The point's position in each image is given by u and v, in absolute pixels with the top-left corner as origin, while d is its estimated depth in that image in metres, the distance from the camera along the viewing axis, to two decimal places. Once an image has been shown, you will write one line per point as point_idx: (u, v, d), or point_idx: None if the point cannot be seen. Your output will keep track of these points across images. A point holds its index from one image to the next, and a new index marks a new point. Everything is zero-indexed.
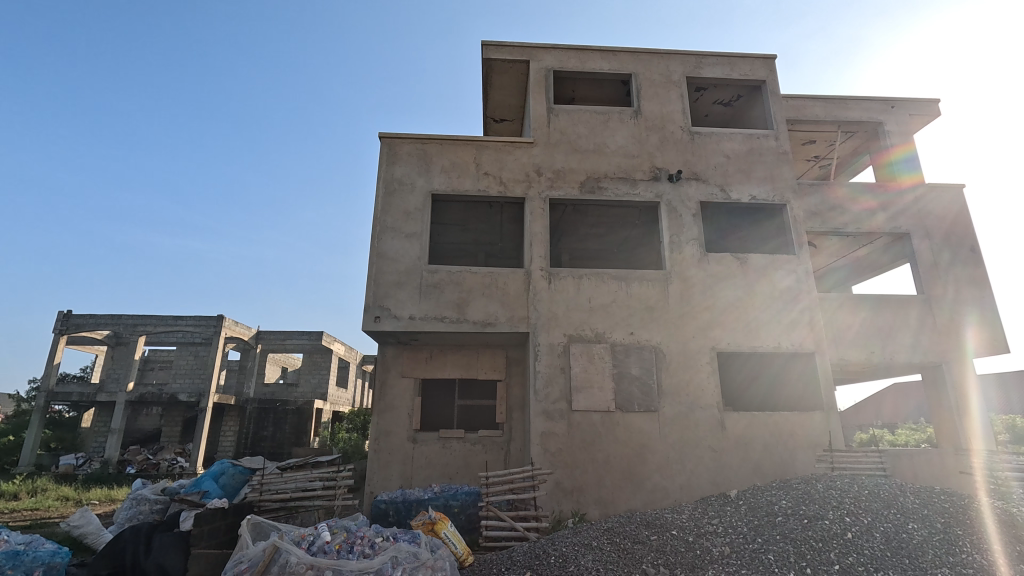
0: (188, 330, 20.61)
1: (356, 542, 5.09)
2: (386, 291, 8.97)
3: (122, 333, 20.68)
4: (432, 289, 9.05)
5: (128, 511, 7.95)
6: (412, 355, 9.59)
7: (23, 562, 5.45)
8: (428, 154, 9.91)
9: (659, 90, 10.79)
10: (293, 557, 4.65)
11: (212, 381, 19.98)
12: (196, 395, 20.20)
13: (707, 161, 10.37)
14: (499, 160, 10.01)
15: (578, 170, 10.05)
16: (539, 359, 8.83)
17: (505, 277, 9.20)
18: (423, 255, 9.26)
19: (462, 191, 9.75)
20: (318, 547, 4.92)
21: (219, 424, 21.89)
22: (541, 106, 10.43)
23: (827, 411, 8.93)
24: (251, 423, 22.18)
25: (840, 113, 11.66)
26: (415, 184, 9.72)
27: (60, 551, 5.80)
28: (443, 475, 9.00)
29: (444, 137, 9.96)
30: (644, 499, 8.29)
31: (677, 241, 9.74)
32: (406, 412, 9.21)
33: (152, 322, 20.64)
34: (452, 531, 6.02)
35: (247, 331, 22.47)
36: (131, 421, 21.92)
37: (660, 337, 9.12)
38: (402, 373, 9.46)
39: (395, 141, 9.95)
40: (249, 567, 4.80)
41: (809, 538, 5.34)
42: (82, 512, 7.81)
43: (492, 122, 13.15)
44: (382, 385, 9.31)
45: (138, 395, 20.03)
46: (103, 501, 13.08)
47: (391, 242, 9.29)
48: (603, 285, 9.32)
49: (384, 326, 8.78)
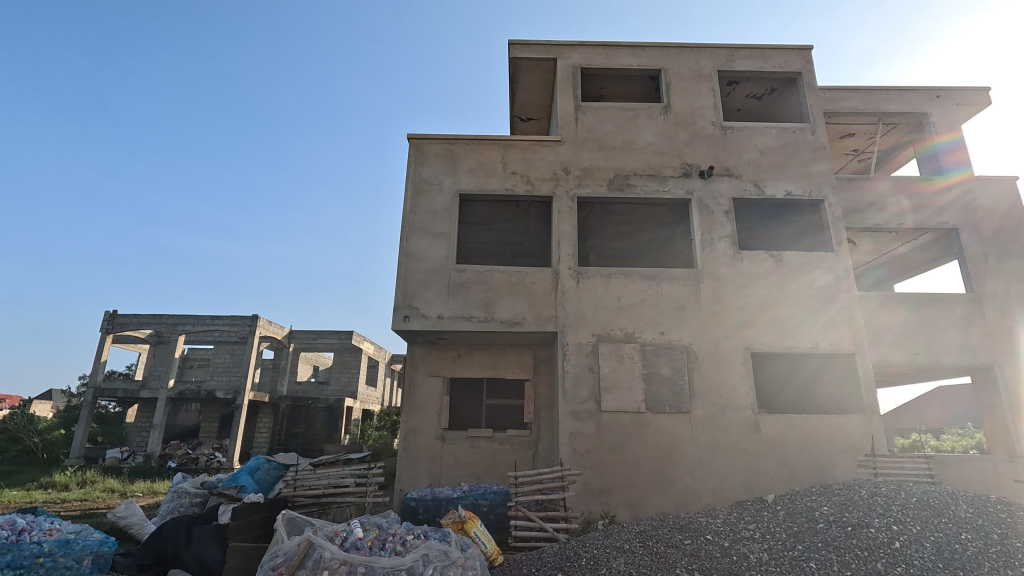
0: (225, 329, 21.25)
1: (388, 539, 5.14)
2: (414, 290, 9.04)
3: (163, 332, 21.47)
4: (459, 289, 9.07)
5: (170, 503, 8.21)
6: (440, 355, 9.64)
7: (74, 549, 5.70)
8: (455, 154, 9.95)
9: (690, 85, 10.57)
10: (327, 553, 4.71)
11: (247, 379, 20.49)
12: (233, 392, 20.84)
13: (739, 157, 10.10)
14: (526, 159, 9.97)
15: (605, 168, 9.93)
16: (567, 359, 8.75)
17: (532, 276, 9.15)
18: (451, 254, 9.30)
19: (489, 190, 9.75)
20: (351, 543, 4.99)
21: (254, 422, 22.44)
22: (567, 104, 10.33)
23: (869, 414, 8.58)
24: (284, 421, 22.93)
25: (881, 104, 11.20)
26: (443, 184, 9.76)
27: (107, 540, 6.10)
28: (471, 474, 9.01)
29: (471, 137, 9.98)
30: (675, 502, 8.13)
31: (708, 239, 9.52)
32: (435, 410, 9.24)
33: (191, 321, 21.37)
34: (482, 530, 6.04)
35: (281, 330, 23.03)
36: (172, 418, 22.68)
37: (690, 337, 8.93)
38: (430, 371, 9.52)
39: (423, 141, 10.02)
40: (285, 561, 4.88)
41: (854, 547, 5.12)
42: (127, 503, 8.12)
43: (519, 121, 13.13)
44: (411, 383, 9.39)
45: (178, 392, 20.75)
46: (147, 493, 13.57)
47: (419, 242, 9.35)
48: (632, 284, 9.18)
49: (413, 325, 8.83)
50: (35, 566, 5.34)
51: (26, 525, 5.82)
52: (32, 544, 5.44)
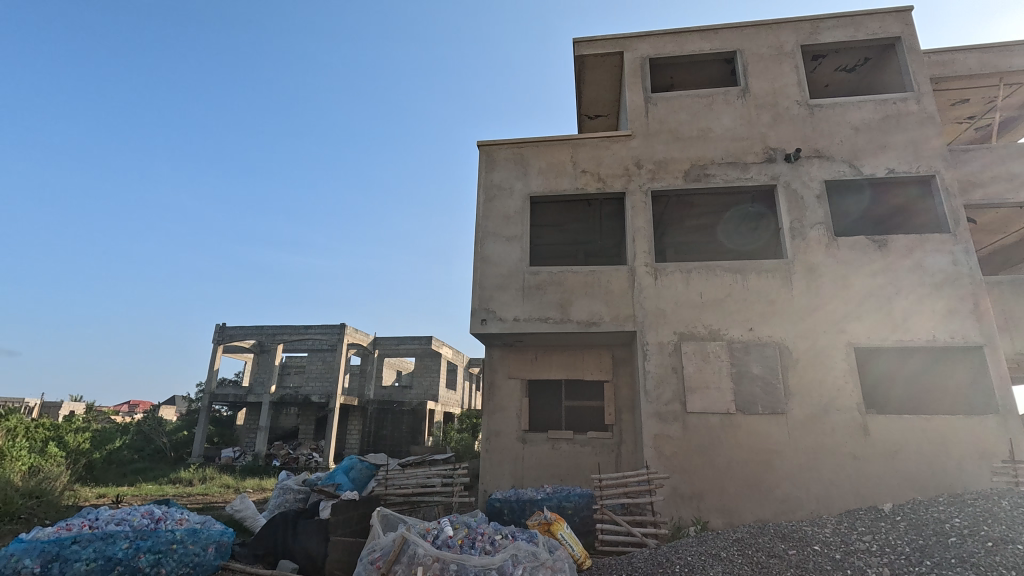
0: (317, 338, 22.80)
1: (477, 538, 5.23)
2: (490, 294, 9.17)
3: (265, 342, 23.43)
4: (534, 291, 9.09)
5: (277, 498, 8.92)
6: (518, 357, 9.71)
7: (200, 538, 6.36)
8: (525, 157, 10.01)
9: (770, 64, 9.91)
10: (421, 549, 4.88)
11: (338, 384, 21.83)
12: (326, 396, 22.27)
13: (831, 135, 9.30)
14: (596, 156, 9.81)
15: (680, 160, 9.54)
16: (648, 359, 8.47)
17: (607, 275, 8.98)
18: (524, 257, 9.34)
19: (560, 191, 9.70)
20: (442, 541, 5.13)
21: (346, 424, 23.86)
22: (637, 97, 10.06)
23: (1005, 415, 7.54)
24: (372, 423, 24.24)
25: (1002, 62, 9.86)
26: (514, 188, 9.85)
27: (227, 531, 6.76)
28: (554, 476, 8.98)
29: (540, 139, 9.99)
30: (774, 509, 7.60)
31: (799, 227, 8.84)
32: (515, 412, 9.31)
33: (288, 331, 23.14)
34: (569, 533, 5.98)
35: (366, 337, 24.33)
36: (274, 420, 24.68)
37: (783, 332, 8.33)
38: (509, 374, 9.60)
39: (493, 147, 10.17)
40: (382, 556, 5.12)
41: (996, 566, 4.49)
42: (242, 497, 8.92)
43: (586, 119, 12.98)
44: (490, 386, 9.54)
45: (279, 396, 22.52)
46: (256, 489, 14.83)
47: (493, 246, 9.49)
48: (715, 278, 8.73)
49: (490, 329, 8.96)
50: (170, 551, 5.99)
51: (162, 514, 6.59)
52: (167, 532, 6.14)
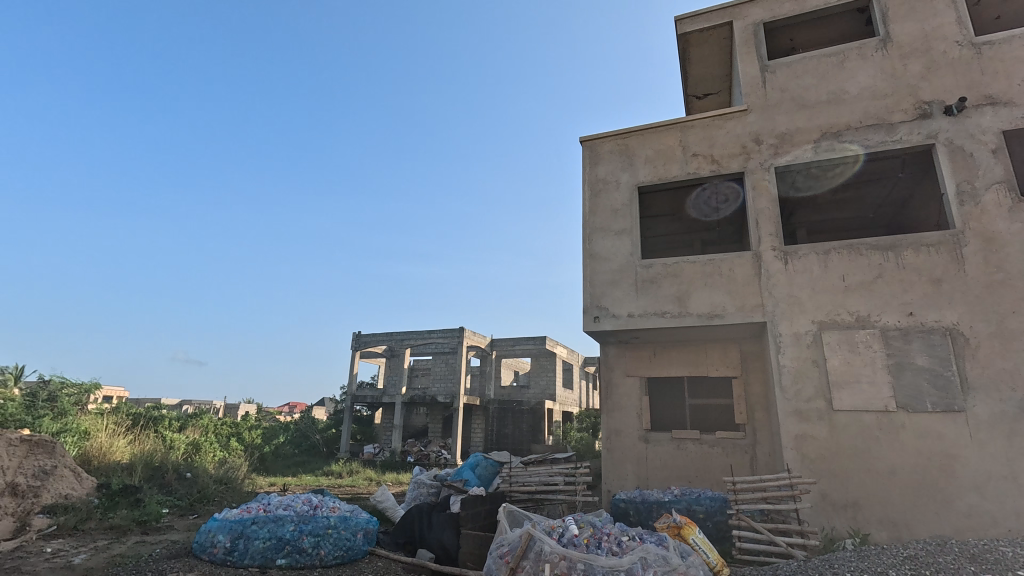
0: (440, 342, 24.21)
1: (603, 538, 5.15)
2: (602, 290, 8.99)
3: (394, 347, 25.44)
4: (648, 284, 8.73)
5: (413, 492, 9.60)
6: (635, 354, 9.39)
7: (351, 524, 7.07)
8: (630, 147, 9.68)
9: (917, 4, 8.49)
10: (547, 546, 4.92)
11: (461, 385, 22.98)
12: (451, 396, 23.55)
13: (1008, 76, 7.71)
14: (708, 137, 9.17)
15: (809, 129, 8.55)
16: (783, 352, 7.70)
17: (729, 262, 8.34)
18: (636, 250, 9.03)
19: (670, 178, 9.23)
20: (568, 539, 5.13)
21: (470, 423, 25.03)
22: (752, 67, 9.23)
23: None
24: (494, 423, 24.64)
25: None
26: (620, 180, 9.57)
27: (371, 519, 7.44)
28: (681, 478, 8.54)
29: (645, 126, 9.60)
30: (956, 524, 6.46)
31: (969, 190, 7.45)
32: (635, 411, 9.01)
33: (413, 336, 24.87)
34: (701, 538, 5.62)
35: (484, 339, 25.30)
36: (407, 419, 26.69)
37: (955, 316, 7.06)
38: (626, 371, 9.34)
39: (596, 142, 9.99)
40: (510, 550, 5.26)
41: None
42: (383, 489, 9.76)
43: (695, 99, 12.22)
44: (608, 384, 9.35)
45: (409, 397, 24.29)
46: (395, 482, 16.14)
47: (602, 242, 9.30)
48: (860, 258, 7.69)
49: (604, 326, 8.77)
50: (327, 535, 6.72)
51: (319, 502, 7.45)
52: (324, 518, 6.92)
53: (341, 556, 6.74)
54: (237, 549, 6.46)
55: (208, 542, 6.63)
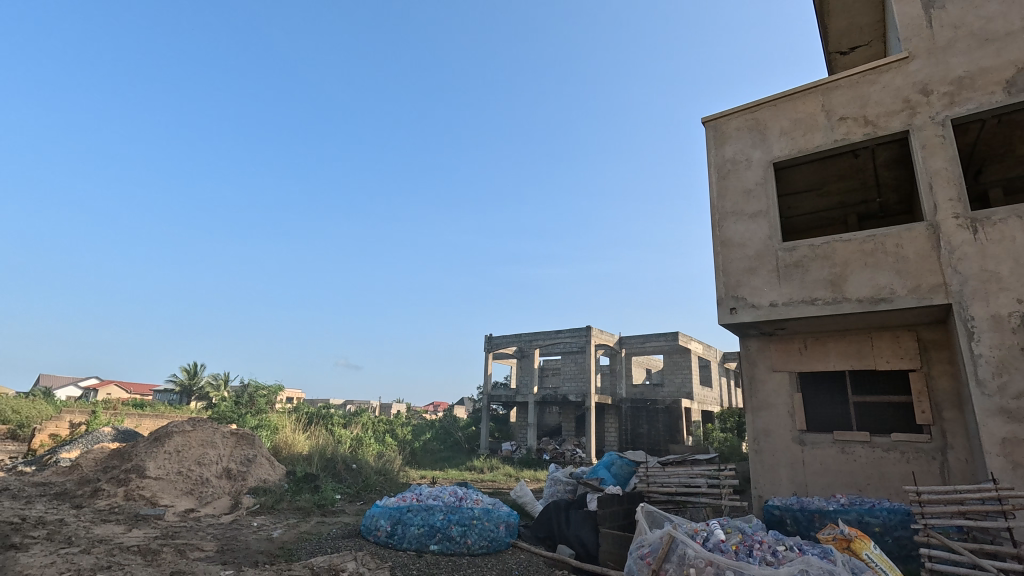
0: (568, 341, 24.33)
1: (755, 546, 4.77)
2: (738, 279, 8.22)
3: (524, 348, 26.13)
4: (793, 270, 7.82)
5: (550, 488, 9.77)
6: (781, 347, 8.47)
7: (493, 516, 7.42)
8: (761, 121, 8.73)
9: None
10: (691, 550, 4.70)
11: (591, 383, 22.84)
12: (582, 395, 23.51)
13: None
14: (859, 96, 7.95)
15: (997, 67, 7.03)
16: (978, 340, 6.41)
17: (895, 237, 7.17)
18: (775, 233, 8.13)
19: (813, 149, 8.16)
20: (714, 544, 4.84)
21: (603, 422, 24.76)
22: (912, 7, 7.85)
23: None
24: (628, 422, 24.32)
25: None
26: (751, 159, 8.68)
27: (512, 513, 7.74)
28: (849, 485, 7.54)
29: (778, 96, 8.60)
30: None
31: None
32: (786, 410, 8.15)
33: (541, 337, 25.30)
34: (878, 554, 4.89)
35: (612, 337, 24.86)
36: (540, 418, 27.25)
37: None
38: (772, 366, 8.46)
39: (721, 120, 9.16)
40: (651, 551, 5.11)
41: None
42: (521, 485, 10.09)
43: (838, 56, 10.76)
44: (752, 381, 8.56)
45: (541, 396, 24.76)
46: (532, 479, 16.59)
47: (734, 227, 8.50)
48: None
49: (742, 317, 8.01)
50: (472, 525, 7.15)
51: (464, 494, 7.95)
52: (469, 509, 7.36)
53: (486, 546, 7.10)
54: (396, 533, 7.18)
55: (372, 525, 7.45)
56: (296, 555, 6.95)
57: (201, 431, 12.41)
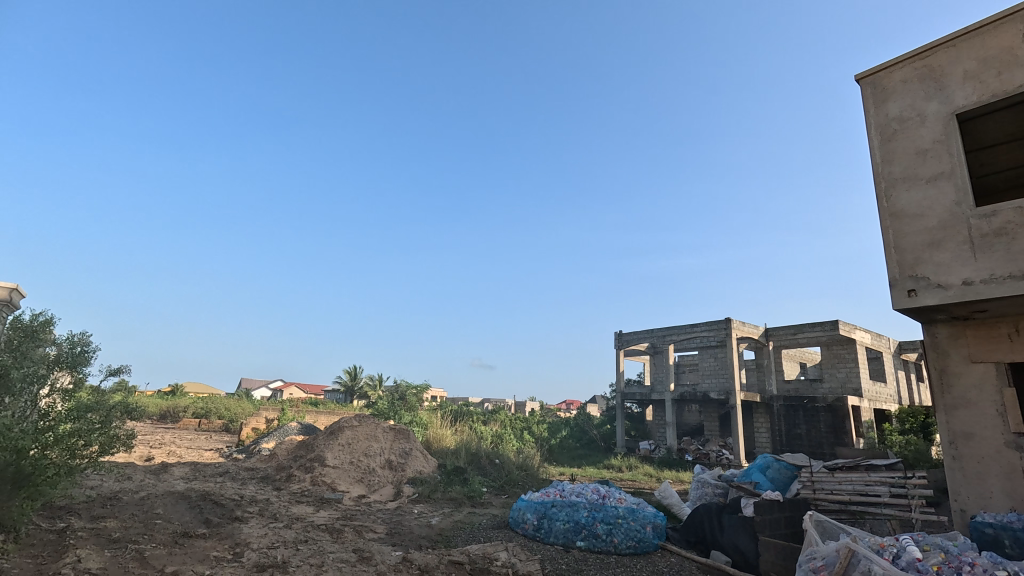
0: (705, 335, 22.86)
1: (964, 569, 4.07)
2: (917, 258, 6.57)
3: (657, 343, 25.13)
4: (995, 239, 6.09)
5: (698, 491, 9.26)
6: (981, 333, 6.65)
7: (638, 517, 7.26)
8: (936, 67, 6.92)
9: None
10: (878, 567, 4.17)
11: (735, 380, 21.20)
12: (725, 392, 21.91)
13: None
14: None
15: None
16: None
17: None
18: (968, 198, 6.38)
19: (1019, 90, 6.29)
20: (907, 563, 4.23)
21: (752, 422, 22.80)
22: None
23: None
24: (782, 421, 21.69)
25: None
26: (927, 113, 6.88)
27: (658, 514, 7.51)
28: None
29: (960, 33, 6.77)
30: None
31: None
32: (996, 409, 6.38)
33: (675, 332, 24.07)
34: None
35: (757, 329, 22.75)
36: (679, 416, 26.03)
37: None
38: (970, 356, 6.67)
39: (879, 75, 7.39)
40: (825, 566, 4.61)
41: None
42: (666, 486, 9.73)
43: None
44: (941, 374, 6.85)
45: (679, 394, 23.58)
46: (676, 480, 15.92)
47: (908, 197, 6.80)
48: None
49: (927, 302, 6.37)
50: (618, 524, 7.08)
51: (606, 493, 7.92)
52: (613, 508, 7.30)
53: (634, 546, 6.97)
54: (542, 528, 7.39)
55: (520, 518, 7.76)
56: (453, 542, 7.52)
57: (366, 426, 14.04)
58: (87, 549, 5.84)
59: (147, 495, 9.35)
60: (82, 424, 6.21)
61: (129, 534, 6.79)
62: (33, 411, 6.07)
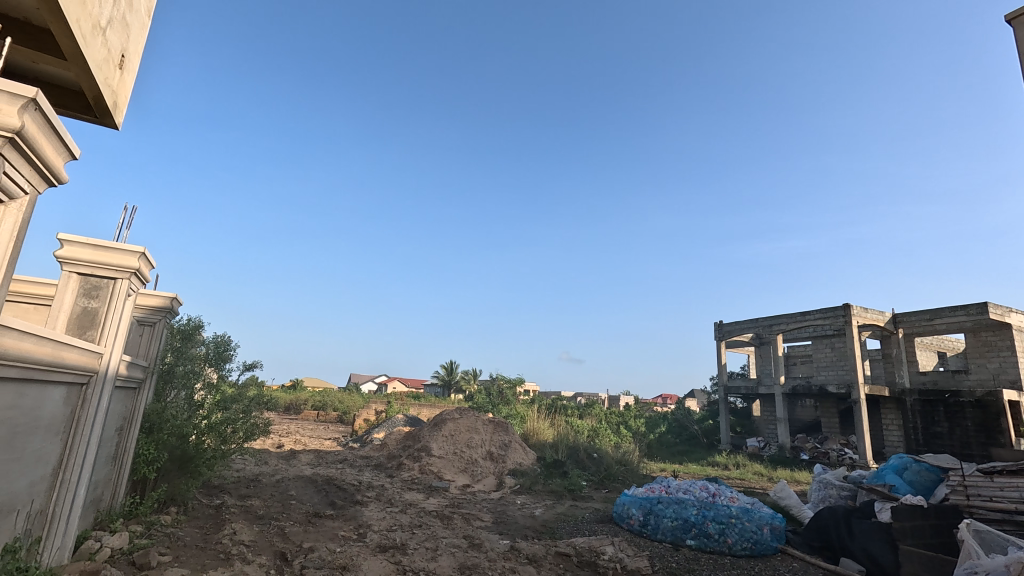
0: (819, 323, 20.91)
1: None
2: None
3: (763, 333, 23.38)
4: None
5: (819, 492, 8.48)
6: None
7: (754, 517, 6.82)
8: None
9: None
10: None
11: (857, 372, 19.18)
12: (846, 385, 19.89)
13: None
14: None
15: None
16: None
17: None
18: None
19: None
20: None
21: (879, 418, 20.52)
22: None
23: None
24: (917, 418, 19.30)
25: None
26: None
27: (776, 516, 7.02)
28: None
29: None
30: None
31: None
32: None
33: (784, 321, 22.23)
34: None
35: (882, 315, 20.36)
36: (791, 412, 24.06)
37: None
38: None
39: None
40: None
41: None
42: (783, 486, 9.07)
43: None
44: None
45: (791, 387, 21.76)
46: (790, 480, 14.76)
47: None
48: None
49: None
50: (731, 524, 6.71)
51: (716, 491, 7.56)
52: (725, 507, 6.92)
53: (750, 548, 6.61)
54: (649, 524, 7.22)
55: (624, 513, 7.63)
56: (558, 533, 7.63)
57: (467, 419, 14.58)
58: (240, 523, 6.68)
59: (281, 479, 10.49)
60: (230, 414, 7.12)
61: (272, 512, 7.67)
62: (190, 403, 6.99)
